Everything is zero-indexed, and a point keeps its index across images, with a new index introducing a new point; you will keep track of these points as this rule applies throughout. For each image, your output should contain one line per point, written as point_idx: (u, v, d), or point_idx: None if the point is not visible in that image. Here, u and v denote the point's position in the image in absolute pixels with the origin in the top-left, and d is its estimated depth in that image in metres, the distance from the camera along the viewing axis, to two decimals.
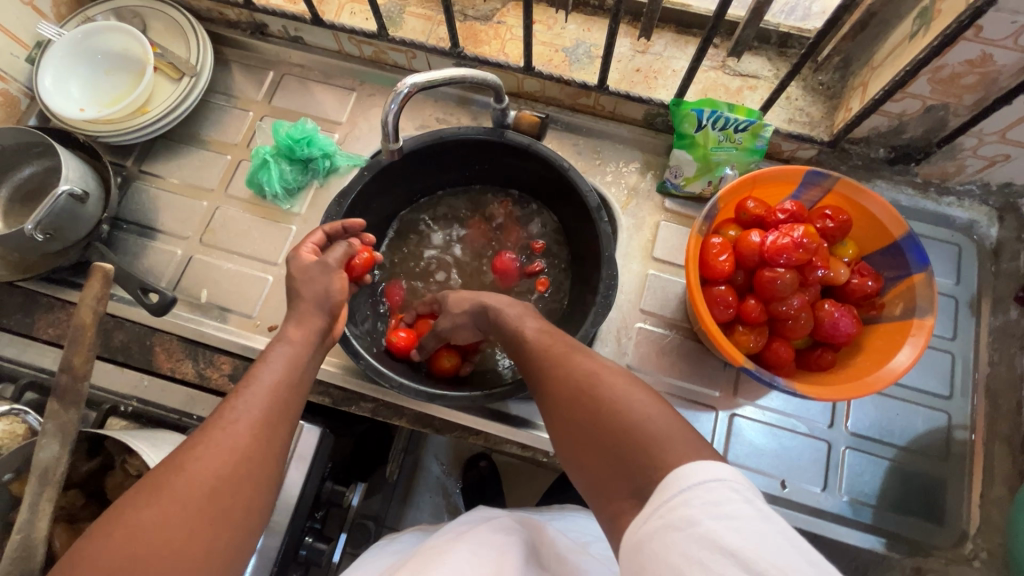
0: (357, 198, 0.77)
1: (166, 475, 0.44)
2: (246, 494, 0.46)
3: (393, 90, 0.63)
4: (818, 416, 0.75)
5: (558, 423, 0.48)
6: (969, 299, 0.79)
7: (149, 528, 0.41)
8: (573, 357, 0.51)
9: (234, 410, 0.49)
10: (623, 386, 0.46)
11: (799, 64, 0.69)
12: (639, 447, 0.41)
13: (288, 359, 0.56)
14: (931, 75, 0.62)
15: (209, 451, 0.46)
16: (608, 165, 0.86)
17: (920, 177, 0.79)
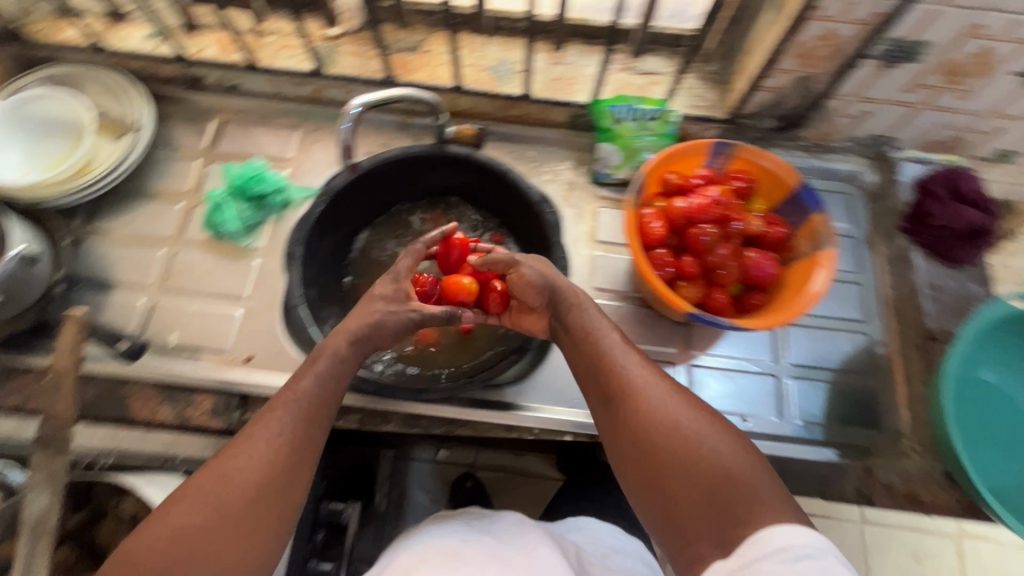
0: (317, 223, 0.82)
1: (205, 480, 0.50)
2: (277, 510, 0.51)
3: (343, 110, 0.72)
4: (762, 354, 0.85)
5: (627, 452, 0.55)
6: (865, 236, 0.92)
7: (189, 526, 0.47)
8: (644, 391, 0.57)
9: (269, 421, 0.54)
10: (709, 438, 0.52)
11: None
12: (725, 495, 0.48)
13: (325, 371, 0.60)
14: (794, 51, 0.75)
15: (243, 458, 0.52)
16: (544, 166, 0.95)
17: (806, 141, 0.93)
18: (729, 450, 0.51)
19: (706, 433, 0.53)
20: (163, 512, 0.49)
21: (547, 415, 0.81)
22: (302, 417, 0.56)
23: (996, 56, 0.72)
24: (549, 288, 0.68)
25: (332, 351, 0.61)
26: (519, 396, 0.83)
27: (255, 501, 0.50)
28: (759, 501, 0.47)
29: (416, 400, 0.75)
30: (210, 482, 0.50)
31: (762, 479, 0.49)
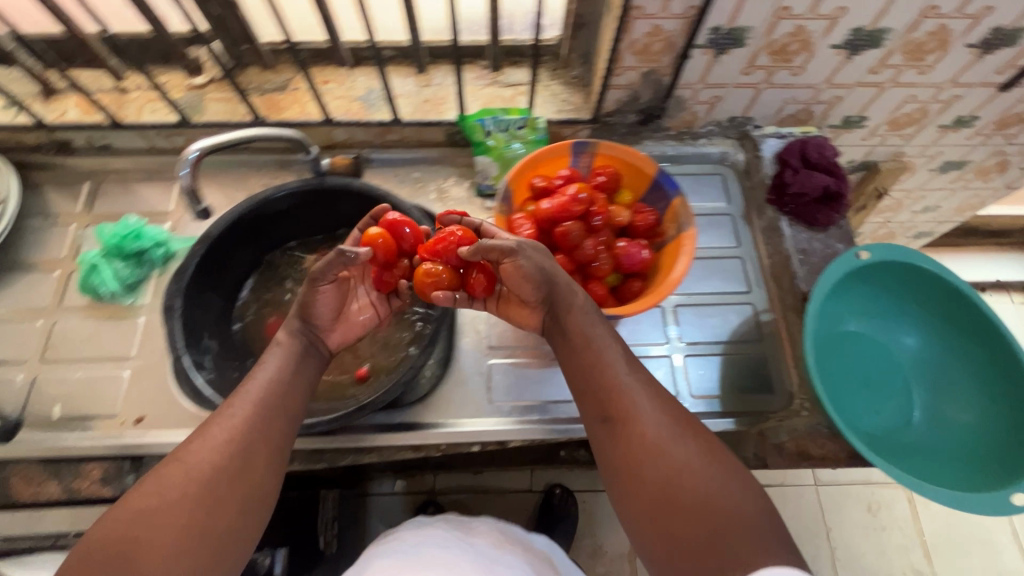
0: (197, 272, 0.81)
1: (170, 465, 0.54)
2: (240, 491, 0.55)
3: (181, 157, 0.70)
4: (657, 337, 0.88)
5: (630, 481, 0.57)
6: (741, 212, 0.97)
7: (150, 507, 0.51)
8: (651, 425, 0.60)
9: (231, 408, 0.59)
10: (715, 480, 0.55)
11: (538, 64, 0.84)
12: (724, 532, 0.51)
13: (282, 358, 0.66)
14: (631, 49, 0.80)
15: (201, 441, 0.56)
16: (429, 186, 0.97)
17: (673, 130, 0.97)
18: (730, 491, 0.54)
19: (706, 473, 0.55)
20: (129, 496, 0.52)
21: (451, 429, 0.80)
22: (261, 402, 0.61)
23: (810, 32, 0.78)
24: (547, 285, 0.68)
25: (283, 341, 0.68)
26: (423, 414, 0.82)
27: (221, 479, 0.54)
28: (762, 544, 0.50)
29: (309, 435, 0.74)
30: (177, 464, 0.54)
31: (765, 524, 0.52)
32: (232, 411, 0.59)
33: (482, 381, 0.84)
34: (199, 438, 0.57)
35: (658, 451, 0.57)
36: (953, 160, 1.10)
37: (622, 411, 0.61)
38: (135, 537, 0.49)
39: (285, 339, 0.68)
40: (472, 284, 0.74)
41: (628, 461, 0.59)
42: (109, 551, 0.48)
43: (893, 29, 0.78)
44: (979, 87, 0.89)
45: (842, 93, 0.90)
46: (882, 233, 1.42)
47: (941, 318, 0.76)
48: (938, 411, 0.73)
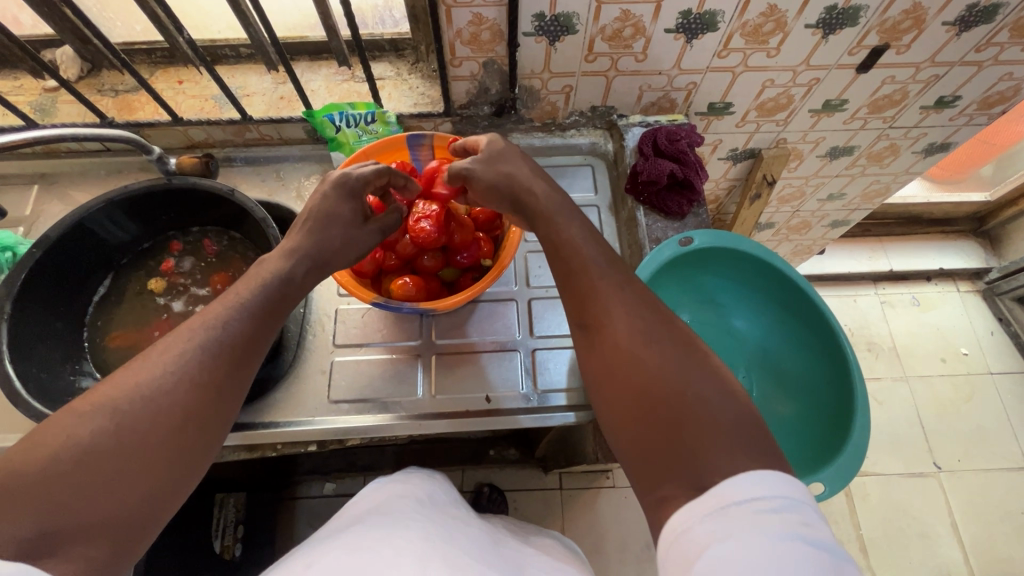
0: (34, 276, 0.79)
1: (110, 393, 0.46)
2: (188, 437, 0.48)
3: None
4: (508, 331, 0.88)
5: (604, 369, 0.54)
6: (607, 203, 0.95)
7: (111, 432, 0.44)
8: (636, 310, 0.55)
9: (193, 337, 0.52)
10: (699, 371, 0.50)
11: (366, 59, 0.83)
12: (699, 432, 0.46)
13: (247, 295, 0.57)
14: (460, 40, 0.78)
15: (151, 370, 0.49)
16: (291, 184, 0.96)
17: (537, 121, 0.96)
18: (716, 396, 0.48)
19: (693, 376, 0.49)
20: (53, 427, 0.43)
21: (284, 428, 0.79)
22: (226, 338, 0.54)
23: (639, 17, 0.76)
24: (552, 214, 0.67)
25: (259, 276, 0.60)
26: (260, 413, 0.80)
27: (173, 418, 0.47)
28: (742, 446, 0.45)
29: None
30: (114, 393, 0.46)
31: (756, 436, 0.46)
32: (185, 340, 0.52)
33: (323, 379, 0.83)
34: (146, 369, 0.49)
35: (632, 354, 0.52)
36: (838, 145, 1.08)
37: (600, 310, 0.56)
38: (80, 463, 0.42)
39: (268, 267, 0.61)
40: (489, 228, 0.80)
41: (607, 361, 0.53)
42: (29, 487, 0.40)
43: (724, 12, 0.76)
44: (837, 69, 0.88)
45: (696, 79, 0.88)
46: (796, 222, 1.41)
47: (782, 311, 0.77)
48: (767, 398, 0.76)
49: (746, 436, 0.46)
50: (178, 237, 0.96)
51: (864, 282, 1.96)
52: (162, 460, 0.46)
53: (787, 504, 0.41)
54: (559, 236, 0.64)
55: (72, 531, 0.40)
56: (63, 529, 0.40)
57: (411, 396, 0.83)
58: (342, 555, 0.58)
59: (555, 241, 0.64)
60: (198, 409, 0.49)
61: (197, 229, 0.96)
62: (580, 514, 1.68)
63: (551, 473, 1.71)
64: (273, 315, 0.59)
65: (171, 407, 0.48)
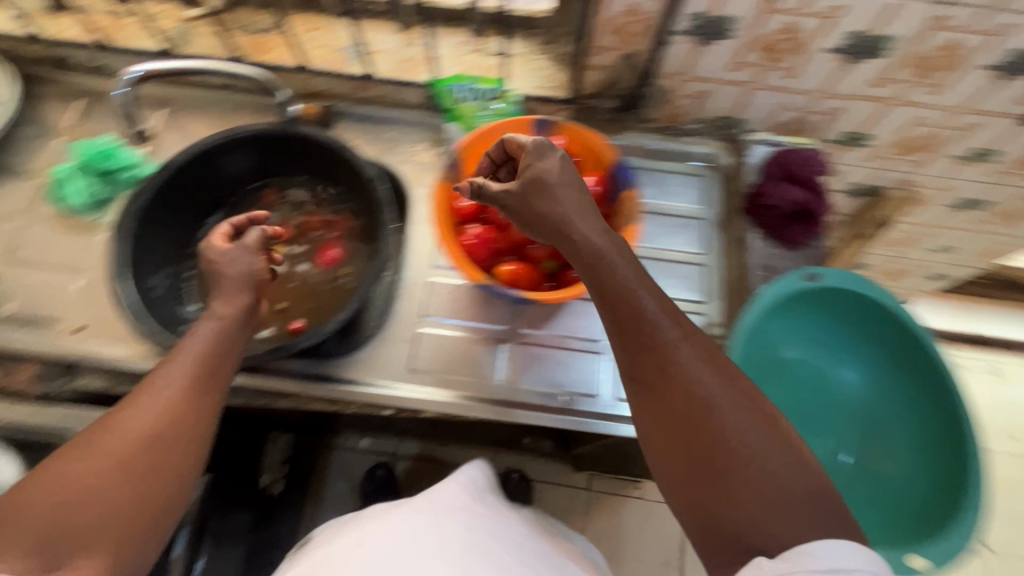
0: (155, 198, 0.83)
1: (101, 431, 0.51)
2: (173, 461, 0.52)
3: (124, 76, 0.72)
4: (593, 332, 0.86)
5: (660, 423, 0.51)
6: (715, 218, 0.92)
7: (98, 467, 0.49)
8: (697, 357, 0.52)
9: (165, 374, 0.55)
10: (766, 437, 0.49)
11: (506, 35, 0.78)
12: (773, 506, 0.46)
13: (216, 334, 0.59)
14: (607, 29, 0.76)
15: (139, 407, 0.52)
16: (400, 147, 0.96)
17: (658, 122, 0.93)
18: (784, 462, 0.48)
19: (762, 439, 0.48)
20: (51, 464, 0.49)
21: (368, 389, 0.81)
22: (197, 370, 0.56)
23: (802, 31, 0.71)
24: None
25: (219, 312, 0.61)
26: (343, 369, 0.82)
27: (158, 443, 0.51)
28: (810, 518, 0.45)
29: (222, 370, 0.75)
30: (110, 429, 0.51)
31: (828, 504, 0.46)
32: (168, 374, 0.55)
33: (406, 347, 0.84)
34: (134, 406, 0.53)
35: (699, 408, 0.50)
36: (970, 197, 1.01)
37: (652, 351, 0.52)
38: (67, 496, 0.47)
39: (222, 304, 0.61)
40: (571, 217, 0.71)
41: (661, 420, 0.51)
42: (28, 515, 0.46)
43: (898, 39, 0.70)
44: (999, 117, 0.81)
45: (841, 105, 0.83)
46: (893, 268, 1.33)
47: (899, 372, 0.73)
48: (871, 457, 0.74)
49: (814, 504, 0.46)
50: (281, 181, 0.96)
51: (942, 341, 1.85)
52: (154, 479, 0.50)
53: (859, 572, 0.42)
54: (598, 261, 0.56)
55: (77, 547, 0.46)
56: (69, 547, 0.46)
57: (490, 379, 0.82)
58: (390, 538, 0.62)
59: (593, 263, 0.56)
60: (175, 439, 0.52)
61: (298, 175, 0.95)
62: (603, 519, 1.67)
63: (581, 472, 1.70)
64: (241, 336, 0.62)
65: (149, 437, 0.51)
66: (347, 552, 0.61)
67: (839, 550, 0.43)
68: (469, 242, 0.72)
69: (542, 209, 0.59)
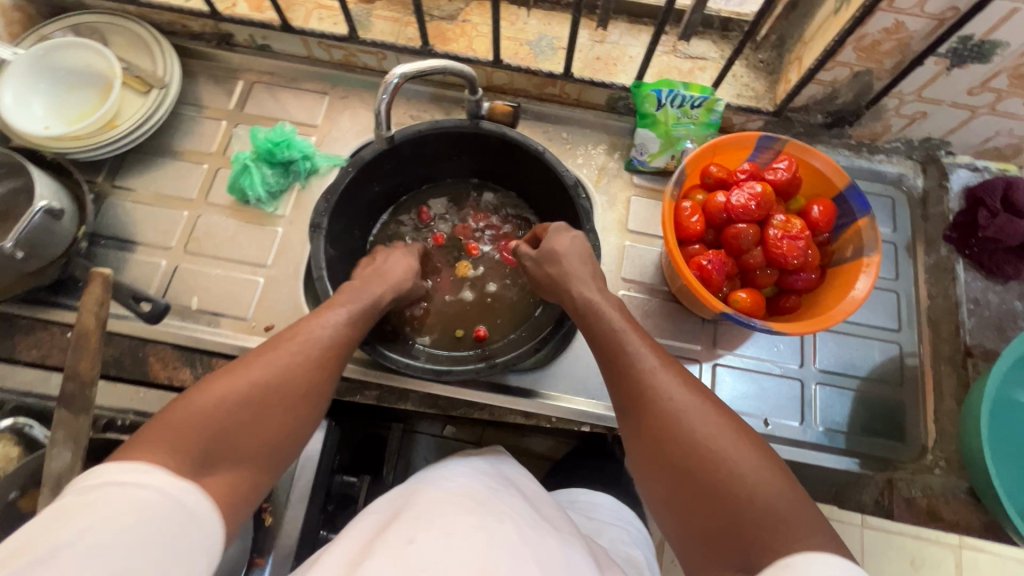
0: (345, 194, 0.78)
1: (246, 363, 0.54)
2: (302, 408, 0.55)
3: (382, 81, 0.63)
4: (790, 358, 0.82)
5: (644, 455, 0.54)
6: (906, 243, 0.88)
7: (244, 392, 0.52)
8: (666, 390, 0.54)
9: (316, 328, 0.60)
10: (743, 455, 0.49)
11: (742, 43, 0.77)
12: (758, 520, 0.45)
13: (352, 312, 0.64)
14: (856, 44, 0.71)
15: (287, 352, 0.56)
16: (578, 149, 0.91)
17: (854, 139, 0.89)
18: (760, 474, 0.48)
19: (738, 453, 0.49)
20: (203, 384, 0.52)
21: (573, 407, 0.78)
22: (334, 335, 0.60)
23: None
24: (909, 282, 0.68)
25: (351, 299, 0.65)
26: (540, 382, 0.79)
27: (284, 385, 0.54)
28: (799, 529, 0.44)
29: (435, 381, 0.72)
30: (249, 363, 0.54)
31: (803, 508, 0.46)
32: (313, 328, 0.60)
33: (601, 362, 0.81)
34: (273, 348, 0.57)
35: (673, 430, 0.52)
36: None
37: (631, 381, 0.56)
38: (224, 412, 0.50)
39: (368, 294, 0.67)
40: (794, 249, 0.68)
41: (648, 453, 0.53)
42: (186, 420, 0.48)
43: None
44: None
45: None
46: None
47: None
48: None
49: (792, 513, 0.46)
50: (447, 187, 0.93)
51: None
52: (274, 414, 0.53)
53: None
54: (593, 312, 0.64)
55: (217, 457, 0.48)
56: (216, 456, 0.48)
57: None
58: (438, 531, 0.50)
59: (585, 317, 0.64)
60: (311, 384, 0.56)
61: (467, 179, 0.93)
62: None
63: None
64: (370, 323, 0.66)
65: (292, 373, 0.55)
66: (400, 551, 0.47)
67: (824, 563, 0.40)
68: (705, 266, 0.69)
69: (558, 271, 0.68)
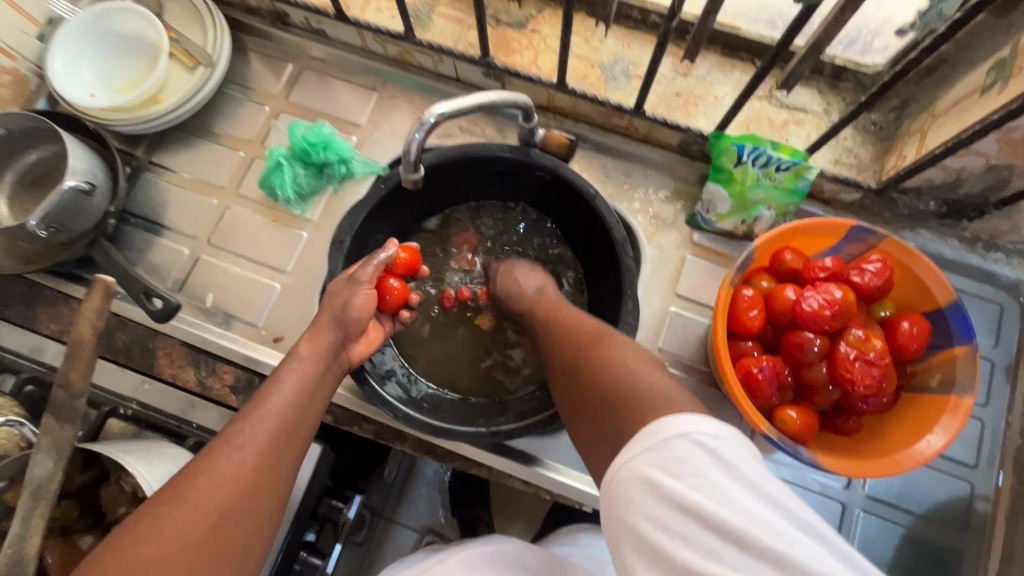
0: (372, 213, 0.72)
1: (171, 506, 0.47)
2: (239, 536, 0.49)
3: (419, 118, 0.58)
4: (834, 476, 0.72)
5: (559, 377, 0.55)
6: (1006, 365, 0.74)
7: (156, 550, 0.45)
8: (588, 326, 0.57)
9: (241, 431, 0.52)
10: (633, 357, 0.50)
11: (857, 109, 0.64)
12: (636, 392, 0.45)
13: (299, 377, 0.58)
14: (1002, 135, 0.57)
15: (208, 480, 0.49)
16: (636, 191, 0.81)
17: (969, 232, 0.74)
18: (644, 366, 0.48)
19: (630, 351, 0.50)
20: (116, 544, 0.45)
21: (571, 484, 0.71)
22: (269, 431, 0.53)
23: None
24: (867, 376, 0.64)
25: (308, 377, 0.59)
26: (544, 450, 0.72)
27: (225, 514, 0.48)
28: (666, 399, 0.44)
29: (433, 437, 0.67)
30: (177, 500, 0.48)
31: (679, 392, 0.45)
32: (256, 415, 0.54)
33: None
34: (203, 466, 0.50)
35: (587, 344, 0.54)
36: None
37: (554, 327, 0.61)
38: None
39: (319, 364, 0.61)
40: (861, 374, 0.58)
41: (561, 372, 0.55)
42: None
43: None
44: None
45: None
46: None
47: None
48: None
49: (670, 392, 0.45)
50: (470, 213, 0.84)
51: None
52: (228, 546, 0.48)
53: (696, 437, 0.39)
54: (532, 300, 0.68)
55: None
56: None
57: None
58: None
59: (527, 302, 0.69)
60: (236, 511, 0.49)
61: (468, 228, 0.84)
62: None
63: None
64: (321, 399, 0.60)
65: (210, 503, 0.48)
66: None
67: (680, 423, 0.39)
68: (755, 373, 0.60)
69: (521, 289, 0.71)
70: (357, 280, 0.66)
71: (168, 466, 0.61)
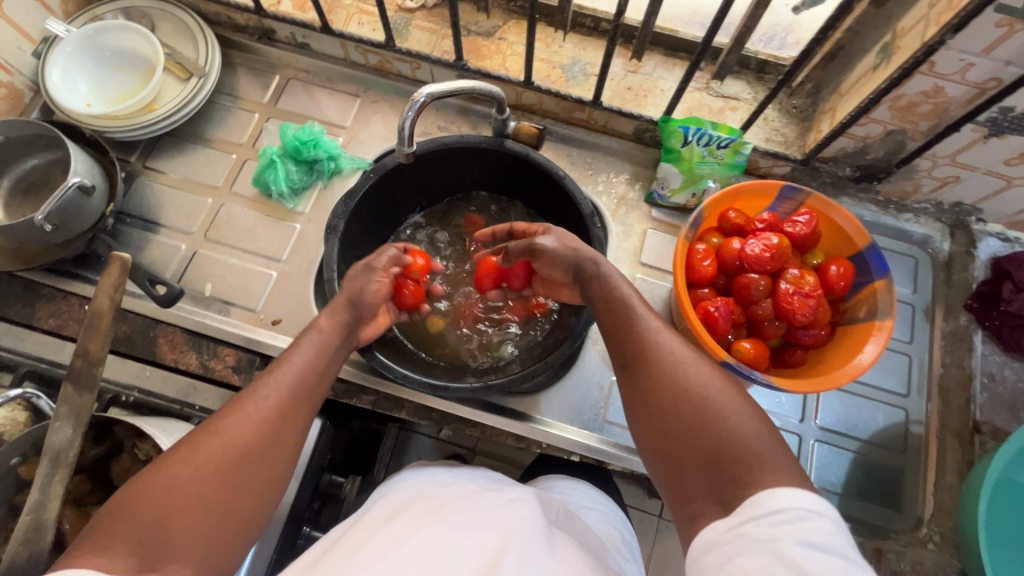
0: (365, 198, 0.79)
1: (200, 439, 0.50)
2: (256, 490, 0.50)
3: (409, 98, 0.66)
4: (791, 412, 0.81)
5: (637, 392, 0.54)
6: (924, 307, 0.85)
7: (183, 483, 0.47)
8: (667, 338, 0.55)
9: (265, 387, 0.55)
10: (722, 389, 0.50)
11: (777, 89, 0.77)
12: (735, 440, 0.46)
13: (316, 346, 0.60)
14: (891, 103, 0.70)
15: (238, 422, 0.52)
16: (599, 175, 0.91)
17: (882, 195, 0.87)
18: (745, 415, 0.48)
19: (720, 388, 0.50)
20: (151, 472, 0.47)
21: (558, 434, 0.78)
22: (292, 390, 0.56)
23: None
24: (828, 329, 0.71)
25: (326, 351, 0.61)
26: (531, 407, 0.79)
27: (247, 456, 0.50)
28: (772, 463, 0.44)
29: (429, 395, 0.72)
30: (206, 444, 0.49)
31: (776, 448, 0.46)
32: (279, 374, 0.57)
33: (600, 395, 0.80)
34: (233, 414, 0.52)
35: (672, 366, 0.52)
36: None
37: (624, 329, 0.58)
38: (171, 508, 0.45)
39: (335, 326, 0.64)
40: (800, 306, 0.67)
41: (637, 388, 0.54)
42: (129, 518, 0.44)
43: None
44: None
45: None
46: None
47: None
48: None
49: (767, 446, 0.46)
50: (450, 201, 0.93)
51: None
52: (248, 484, 0.50)
53: (806, 513, 0.40)
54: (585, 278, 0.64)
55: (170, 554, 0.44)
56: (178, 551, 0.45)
57: None
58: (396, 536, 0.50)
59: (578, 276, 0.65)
60: (257, 455, 0.51)
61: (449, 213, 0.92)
62: None
63: None
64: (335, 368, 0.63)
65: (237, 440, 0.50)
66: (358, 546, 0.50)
67: (789, 496, 0.41)
68: (712, 312, 0.68)
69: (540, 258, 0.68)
70: (369, 267, 0.68)
71: (181, 434, 0.64)
